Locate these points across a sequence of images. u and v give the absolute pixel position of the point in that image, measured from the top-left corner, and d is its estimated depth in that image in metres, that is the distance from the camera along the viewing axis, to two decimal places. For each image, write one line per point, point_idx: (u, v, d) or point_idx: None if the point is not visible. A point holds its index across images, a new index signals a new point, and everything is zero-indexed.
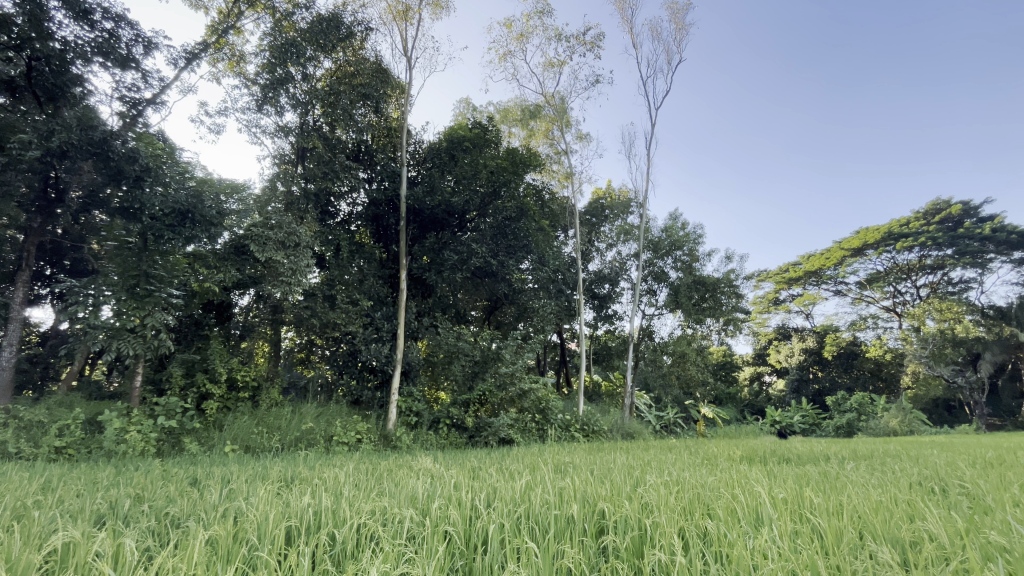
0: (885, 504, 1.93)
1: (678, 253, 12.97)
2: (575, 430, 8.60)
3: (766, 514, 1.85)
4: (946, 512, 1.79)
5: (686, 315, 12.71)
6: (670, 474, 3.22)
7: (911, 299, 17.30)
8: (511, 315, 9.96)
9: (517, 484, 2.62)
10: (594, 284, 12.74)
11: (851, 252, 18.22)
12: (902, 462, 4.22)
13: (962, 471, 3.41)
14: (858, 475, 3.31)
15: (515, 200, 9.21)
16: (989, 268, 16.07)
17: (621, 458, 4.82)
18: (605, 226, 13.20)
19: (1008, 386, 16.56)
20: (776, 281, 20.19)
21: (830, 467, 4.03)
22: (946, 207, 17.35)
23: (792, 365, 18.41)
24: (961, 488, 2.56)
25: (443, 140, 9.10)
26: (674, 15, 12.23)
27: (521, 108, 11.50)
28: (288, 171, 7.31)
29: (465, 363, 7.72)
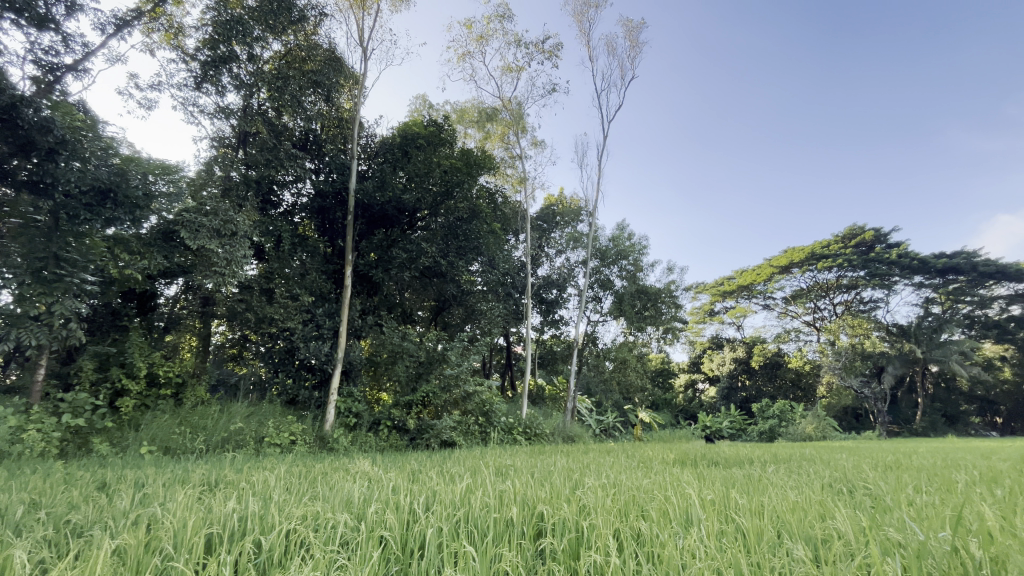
0: (800, 505, 2.08)
1: (623, 262, 13.43)
2: (517, 433, 8.67)
3: (694, 515, 1.94)
4: (853, 511, 1.95)
5: (629, 323, 13.15)
6: (609, 477, 3.31)
7: (829, 315, 18.82)
8: (459, 317, 9.89)
9: (458, 488, 2.60)
10: (542, 289, 12.91)
11: (779, 270, 19.58)
12: (815, 465, 4.57)
13: (865, 474, 3.74)
14: (776, 477, 3.55)
15: (467, 201, 9.14)
16: (894, 290, 17.79)
17: (561, 461, 4.92)
18: (555, 233, 13.42)
19: (906, 397, 18.37)
20: (712, 293, 21.36)
21: (753, 469, 4.29)
22: (861, 233, 19.04)
23: (723, 373, 19.53)
24: (865, 489, 2.81)
25: (397, 135, 8.93)
26: (629, 32, 12.70)
27: (477, 110, 11.49)
28: (228, 156, 6.89)
29: (409, 364, 7.56)
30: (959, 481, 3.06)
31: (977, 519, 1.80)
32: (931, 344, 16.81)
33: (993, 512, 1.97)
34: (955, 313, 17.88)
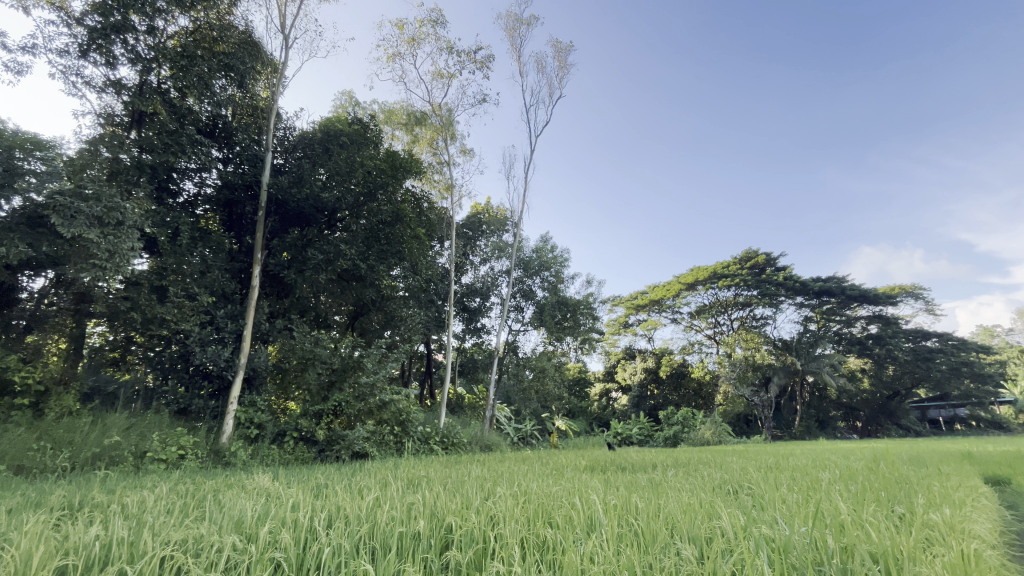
0: (692, 506, 2.24)
1: (545, 273, 13.78)
2: (434, 443, 8.52)
3: (599, 520, 2.03)
4: (735, 510, 2.14)
5: (549, 333, 13.45)
6: (524, 485, 3.35)
7: (727, 329, 20.62)
8: (378, 323, 9.54)
9: (364, 501, 2.50)
10: (465, 297, 12.88)
11: (686, 286, 21.16)
12: (710, 469, 4.95)
13: (752, 474, 4.13)
14: (677, 481, 3.79)
15: (391, 204, 8.88)
16: (780, 308, 19.93)
17: (476, 470, 4.91)
18: (481, 241, 13.46)
19: (787, 404, 20.57)
20: (626, 307, 22.61)
21: (657, 474, 4.55)
22: (755, 256, 21.14)
23: (634, 383, 20.64)
24: (749, 489, 3.10)
25: (318, 130, 8.50)
26: (559, 53, 13.19)
27: (406, 112, 11.27)
28: (117, 136, 6.08)
29: (321, 371, 7.14)
30: (824, 479, 3.47)
31: (835, 514, 2.06)
32: (808, 357, 19.00)
33: (845, 506, 2.27)
34: (827, 330, 20.37)
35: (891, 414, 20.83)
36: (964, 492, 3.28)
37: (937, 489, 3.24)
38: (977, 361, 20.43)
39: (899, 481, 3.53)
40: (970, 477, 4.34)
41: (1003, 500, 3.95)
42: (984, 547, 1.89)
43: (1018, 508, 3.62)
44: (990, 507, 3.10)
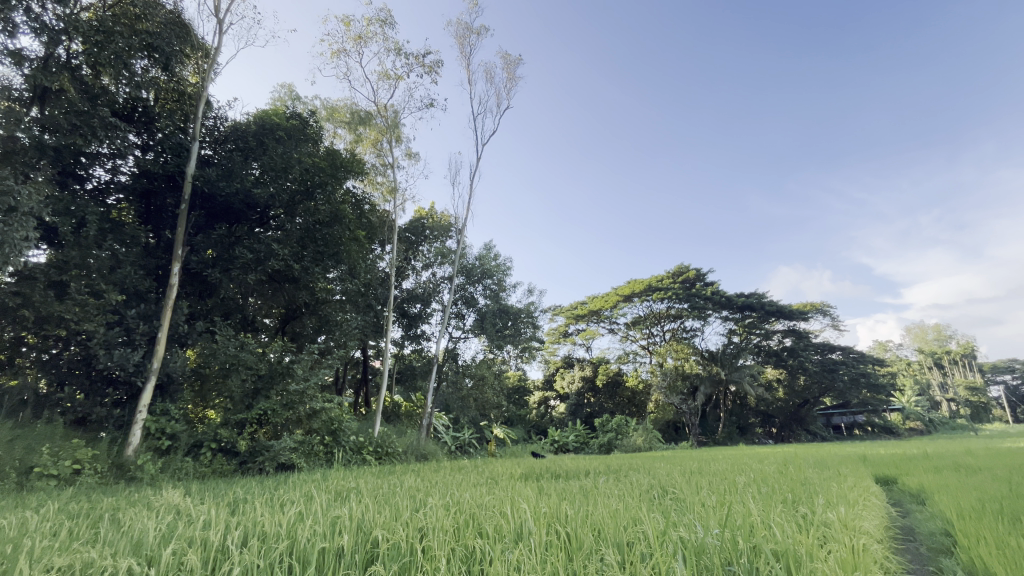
0: (620, 512, 2.31)
1: (487, 281, 13.79)
2: (367, 453, 8.23)
3: (529, 528, 2.04)
4: (659, 515, 2.23)
5: (490, 341, 13.43)
6: (458, 494, 3.30)
7: (660, 340, 21.62)
8: (311, 327, 9.11)
9: (285, 516, 2.35)
10: (405, 302, 12.62)
11: (623, 298, 21.94)
12: (639, 474, 5.14)
13: (678, 479, 4.32)
14: (607, 487, 3.90)
15: (330, 204, 8.61)
16: (707, 321, 21.18)
17: (410, 480, 4.79)
18: (423, 246, 13.25)
19: (712, 412, 21.82)
20: (566, 316, 23.14)
21: (590, 481, 4.65)
22: (686, 271, 22.37)
23: (572, 391, 21.05)
24: (673, 494, 3.25)
25: (252, 122, 8.01)
26: (508, 65, 13.37)
27: (350, 111, 10.92)
28: (15, 113, 5.27)
29: (246, 377, 6.68)
30: (740, 483, 3.71)
31: (747, 516, 2.20)
32: (731, 367, 20.26)
33: (756, 508, 2.43)
34: (748, 342, 21.87)
35: (801, 421, 22.66)
36: (858, 491, 3.62)
37: (836, 490, 3.56)
38: (873, 372, 22.70)
39: (805, 483, 3.84)
40: (863, 477, 4.81)
41: (891, 498, 4.40)
42: (872, 542, 2.09)
43: (902, 505, 4.05)
44: (879, 505, 3.45)
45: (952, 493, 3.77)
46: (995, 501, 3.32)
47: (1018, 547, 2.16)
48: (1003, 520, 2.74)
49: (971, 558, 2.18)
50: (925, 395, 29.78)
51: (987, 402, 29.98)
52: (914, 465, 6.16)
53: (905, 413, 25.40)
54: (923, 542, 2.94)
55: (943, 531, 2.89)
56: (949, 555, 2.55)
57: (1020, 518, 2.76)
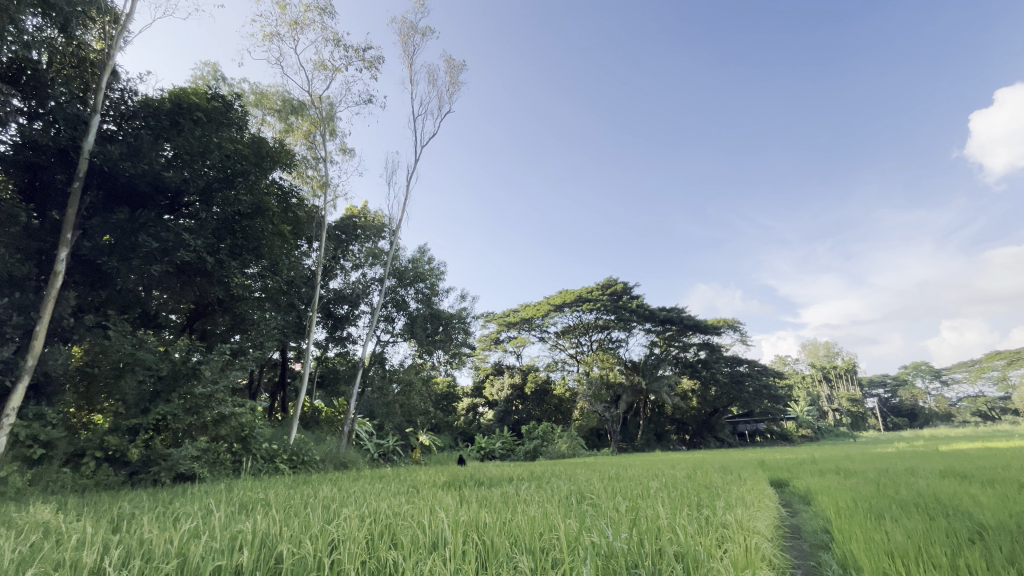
0: (537, 519, 2.34)
1: (420, 285, 13.53)
2: (280, 461, 7.76)
3: (444, 538, 2.01)
4: (573, 521, 2.29)
5: (419, 345, 13.14)
6: (375, 505, 3.19)
7: (587, 349, 22.33)
8: (224, 325, 8.46)
9: (176, 533, 2.13)
10: (332, 303, 12.06)
11: (554, 308, 22.41)
12: (560, 481, 5.24)
13: (597, 485, 4.46)
14: (528, 494, 3.95)
15: (252, 195, 8.11)
16: (631, 332, 22.20)
17: (325, 490, 4.55)
18: (354, 246, 12.75)
19: (632, 419, 22.82)
20: (499, 323, 23.28)
21: (512, 488, 4.67)
22: (615, 284, 23.35)
23: (500, 398, 21.11)
24: (590, 499, 3.35)
25: (167, 99, 7.29)
26: (451, 69, 13.32)
27: (281, 99, 10.29)
28: None
29: (143, 379, 6.04)
30: (652, 488, 3.90)
31: (654, 520, 2.31)
32: (651, 377, 21.34)
33: (665, 512, 2.56)
34: (667, 354, 23.18)
35: (711, 428, 24.35)
36: (755, 494, 3.94)
37: (737, 493, 3.85)
38: (774, 384, 24.87)
39: (710, 487, 4.11)
40: (761, 480, 5.24)
41: (783, 499, 4.84)
42: (762, 541, 2.27)
43: (792, 506, 4.44)
44: (772, 506, 3.77)
45: (831, 494, 4.21)
46: (865, 500, 3.75)
47: (880, 541, 2.44)
48: (871, 517, 3.10)
49: (843, 554, 2.43)
50: (814, 406, 33.08)
51: (865, 412, 33.86)
52: (803, 469, 6.82)
53: (798, 422, 28.04)
54: (806, 539, 3.25)
55: (823, 528, 3.21)
56: (827, 550, 2.83)
57: (884, 515, 3.13)
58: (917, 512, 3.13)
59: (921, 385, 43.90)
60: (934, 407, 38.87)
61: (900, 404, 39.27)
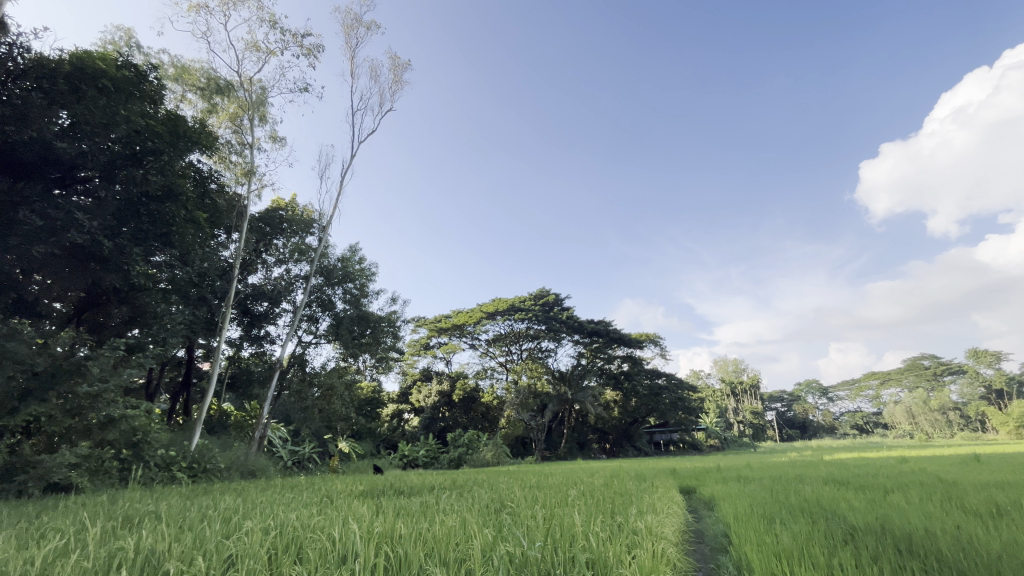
0: (456, 528, 2.32)
1: (348, 285, 12.98)
2: (178, 470, 7.08)
3: (356, 550, 1.94)
4: (492, 529, 2.30)
5: (344, 348, 12.58)
6: (284, 516, 3.01)
7: (517, 358, 22.56)
8: (119, 318, 7.60)
9: (37, 552, 1.86)
10: (250, 299, 11.25)
11: (486, 315, 22.40)
12: (481, 489, 5.23)
13: (518, 494, 4.48)
14: (448, 504, 3.88)
15: (164, 176, 7.38)
16: (560, 343, 22.73)
17: (228, 501, 4.20)
18: (279, 240, 12.00)
19: (557, 428, 23.29)
20: (429, 328, 22.90)
21: (432, 497, 4.58)
22: (547, 295, 23.83)
23: (427, 405, 20.67)
24: (510, 507, 3.37)
25: (66, 60, 6.48)
26: (395, 67, 13.07)
27: (206, 76, 9.52)
28: None
29: (13, 375, 5.24)
30: (571, 495, 4.00)
31: (568, 527, 2.37)
32: (577, 387, 21.93)
33: (581, 520, 2.63)
34: (593, 365, 23.96)
35: (630, 438, 25.42)
36: (665, 501, 4.15)
37: (648, 500, 4.03)
38: (688, 397, 26.44)
39: (624, 494, 4.28)
40: (671, 488, 5.52)
41: (689, 505, 5.15)
42: (668, 546, 2.40)
43: (698, 512, 4.72)
44: (680, 512, 3.99)
45: (732, 500, 4.54)
46: (760, 505, 4.08)
47: (770, 543, 2.67)
48: (764, 521, 3.39)
49: (738, 555, 2.63)
50: (722, 417, 35.59)
51: (765, 424, 36.94)
52: (709, 477, 7.29)
53: (708, 433, 30.00)
54: (708, 543, 3.48)
55: (723, 532, 3.45)
56: (725, 552, 3.04)
57: (774, 519, 3.44)
58: (801, 516, 3.45)
59: (812, 401, 48.67)
60: (822, 421, 43.18)
61: (794, 417, 43.30)
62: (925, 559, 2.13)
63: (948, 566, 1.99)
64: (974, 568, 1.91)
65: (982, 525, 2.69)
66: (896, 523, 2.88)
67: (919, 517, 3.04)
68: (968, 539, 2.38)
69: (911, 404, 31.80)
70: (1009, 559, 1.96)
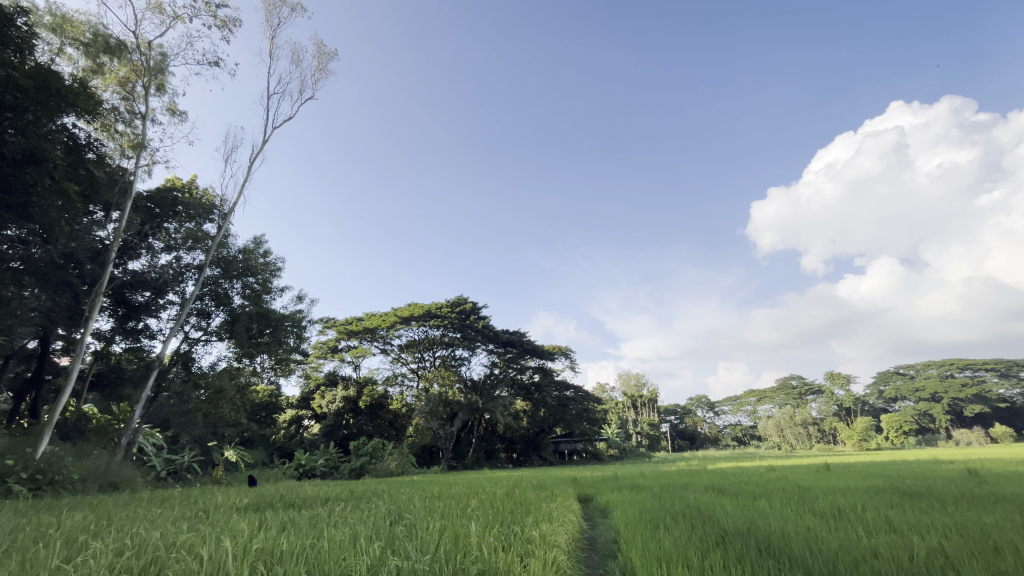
0: (345, 542, 2.21)
1: (249, 279, 11.92)
2: (16, 483, 6.00)
3: (226, 570, 1.76)
4: (383, 543, 2.21)
5: (239, 347, 11.48)
6: (144, 535, 2.65)
7: (429, 366, 22.14)
8: None
9: None
10: (128, 287, 9.95)
11: (401, 320, 21.71)
12: (380, 500, 5.03)
13: (416, 505, 4.34)
14: (342, 516, 3.69)
15: (26, 138, 6.30)
16: (474, 352, 22.68)
17: (77, 517, 3.64)
18: (170, 224, 10.78)
19: (466, 437, 23.13)
20: (338, 330, 21.77)
21: (324, 509, 4.28)
22: (464, 304, 23.68)
23: (330, 411, 19.56)
24: (407, 519, 3.26)
25: None
26: (319, 54, 12.46)
27: (93, 30, 8.37)
28: None
29: None
30: (471, 506, 3.97)
31: (463, 538, 2.34)
32: (488, 397, 21.90)
33: (477, 530, 2.61)
34: (504, 375, 24.18)
35: (536, 447, 25.90)
36: (563, 510, 4.26)
37: (546, 510, 4.11)
38: (593, 409, 27.52)
39: (523, 504, 4.32)
40: (570, 497, 5.69)
41: (585, 512, 5.34)
42: (558, 553, 2.47)
43: (593, 520, 4.91)
44: (575, 520, 4.10)
45: (624, 508, 4.80)
46: (648, 512, 4.34)
47: (653, 549, 2.83)
48: (650, 527, 3.59)
49: (625, 561, 2.77)
50: (622, 429, 37.51)
51: (659, 436, 39.52)
52: (606, 486, 7.58)
53: (609, 443, 31.44)
54: (598, 549, 3.63)
55: (613, 539, 3.61)
56: (614, 558, 3.19)
57: (659, 525, 3.67)
58: (683, 521, 3.73)
59: (701, 415, 52.93)
60: (709, 433, 47.10)
61: (684, 429, 46.78)
62: (779, 559, 2.38)
63: (796, 565, 2.24)
64: (816, 567, 2.15)
65: (825, 525, 3.10)
66: (760, 526, 3.21)
67: (778, 519, 3.42)
68: (814, 539, 2.70)
69: (781, 419, 35.78)
70: (843, 556, 2.25)
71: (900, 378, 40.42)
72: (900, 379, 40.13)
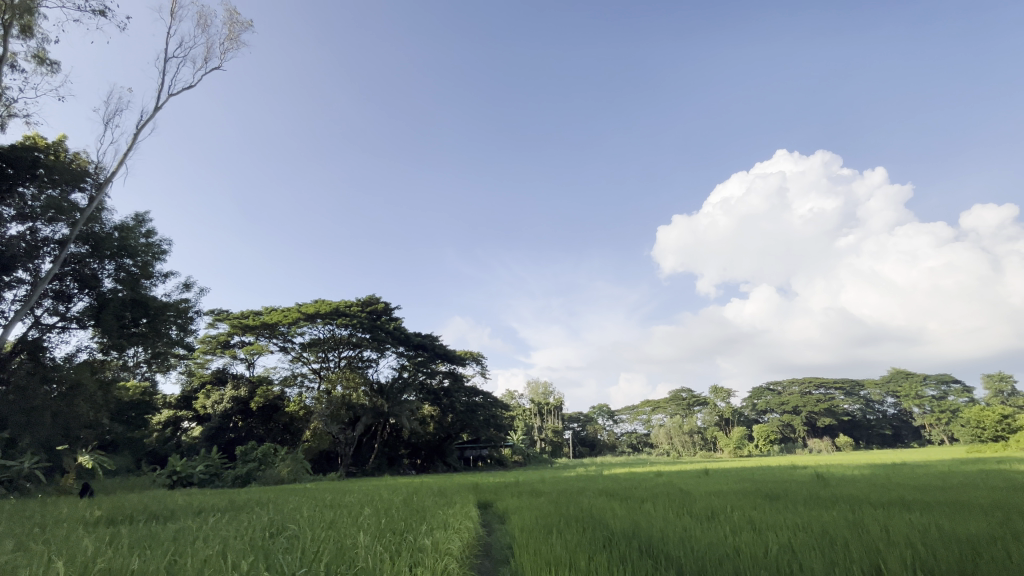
0: (213, 558, 2.01)
1: (125, 260, 10.50)
2: None
3: None
4: (256, 557, 2.04)
5: (107, 338, 10.02)
6: None
7: (333, 367, 21.00)
8: None
9: None
10: None
11: (305, 317, 20.17)
12: (264, 509, 4.66)
13: (303, 514, 4.06)
14: (213, 528, 3.34)
15: None
16: (383, 354, 21.84)
17: None
18: (26, 189, 9.21)
19: (367, 442, 22.21)
20: (231, 324, 19.90)
21: (195, 522, 3.85)
22: (375, 303, 22.77)
23: (214, 413, 17.82)
24: (291, 531, 3.01)
25: None
26: (231, 23, 11.44)
27: None
28: None
29: None
30: (364, 514, 3.80)
31: (350, 548, 2.23)
32: (395, 401, 21.16)
33: (365, 539, 2.50)
34: (413, 379, 23.54)
35: (441, 452, 25.52)
36: (460, 517, 4.23)
37: (443, 517, 4.04)
38: (500, 415, 27.72)
39: (420, 512, 4.21)
40: (470, 503, 5.68)
41: (483, 518, 5.34)
42: (450, 560, 2.44)
43: (490, 525, 4.91)
44: (472, 526, 4.08)
45: (521, 513, 4.88)
46: (544, 518, 4.41)
47: (544, 552, 2.90)
48: (544, 531, 3.68)
49: (516, 567, 2.79)
50: (527, 435, 38.25)
51: (561, 442, 40.83)
52: (505, 491, 7.65)
53: (514, 449, 31.85)
54: (493, 555, 3.63)
55: (508, 545, 3.65)
56: (507, 564, 3.21)
57: (553, 530, 3.74)
58: (573, 526, 3.85)
59: (602, 422, 55.65)
60: (607, 440, 49.60)
61: (585, 436, 48.92)
62: (655, 559, 2.55)
63: (670, 564, 2.39)
64: (686, 565, 2.30)
65: (699, 527, 3.36)
66: (644, 529, 3.40)
67: (659, 522, 3.65)
68: (688, 539, 2.92)
69: (670, 428, 38.65)
70: (709, 554, 2.45)
71: (770, 392, 45.59)
72: (770, 393, 45.26)
